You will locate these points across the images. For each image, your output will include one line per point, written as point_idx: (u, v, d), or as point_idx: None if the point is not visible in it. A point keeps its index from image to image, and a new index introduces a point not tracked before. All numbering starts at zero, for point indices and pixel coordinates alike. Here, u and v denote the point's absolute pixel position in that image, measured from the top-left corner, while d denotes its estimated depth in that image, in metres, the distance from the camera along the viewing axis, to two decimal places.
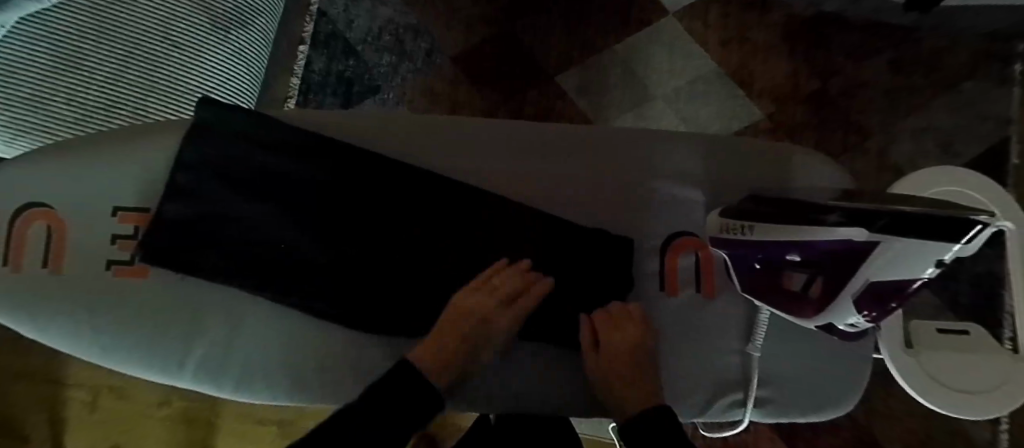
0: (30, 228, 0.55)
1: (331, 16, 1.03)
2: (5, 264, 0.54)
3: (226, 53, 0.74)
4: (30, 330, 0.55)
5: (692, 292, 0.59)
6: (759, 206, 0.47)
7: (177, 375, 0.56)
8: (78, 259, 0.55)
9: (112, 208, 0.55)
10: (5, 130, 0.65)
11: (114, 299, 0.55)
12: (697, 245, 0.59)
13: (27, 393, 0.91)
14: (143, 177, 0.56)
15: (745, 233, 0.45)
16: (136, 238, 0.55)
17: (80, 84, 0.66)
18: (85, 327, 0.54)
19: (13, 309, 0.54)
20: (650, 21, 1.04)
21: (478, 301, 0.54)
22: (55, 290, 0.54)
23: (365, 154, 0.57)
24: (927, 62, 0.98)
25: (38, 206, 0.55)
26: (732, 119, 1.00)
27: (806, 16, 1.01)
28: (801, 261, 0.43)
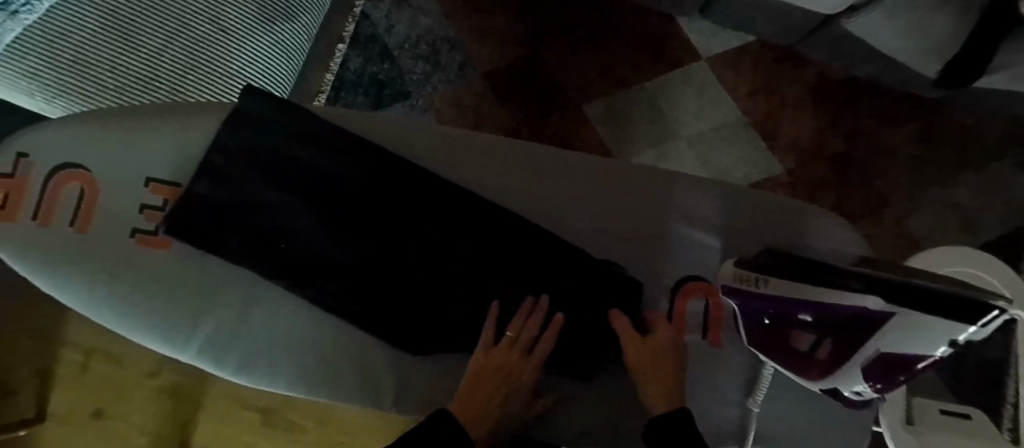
0: (63, 186, 0.55)
1: (373, 19, 1.04)
2: (33, 218, 0.55)
3: (268, 44, 0.75)
4: (46, 284, 0.55)
5: (698, 338, 0.59)
6: (776, 261, 0.47)
7: (181, 350, 0.56)
8: (105, 223, 0.56)
9: (146, 178, 0.56)
10: (48, 89, 0.67)
11: (133, 267, 0.56)
12: (708, 290, 0.59)
13: (20, 347, 0.91)
14: (179, 153, 0.57)
15: (758, 286, 0.45)
16: (164, 210, 0.56)
17: (125, 55, 0.68)
18: (101, 288, 0.55)
19: (35, 262, 0.54)
20: (682, 63, 1.05)
21: (494, 356, 0.55)
22: (76, 250, 0.55)
23: (392, 159, 0.58)
24: (952, 138, 0.99)
25: (75, 166, 0.56)
26: (753, 169, 1.01)
27: (837, 78, 1.02)
28: (811, 322, 0.42)
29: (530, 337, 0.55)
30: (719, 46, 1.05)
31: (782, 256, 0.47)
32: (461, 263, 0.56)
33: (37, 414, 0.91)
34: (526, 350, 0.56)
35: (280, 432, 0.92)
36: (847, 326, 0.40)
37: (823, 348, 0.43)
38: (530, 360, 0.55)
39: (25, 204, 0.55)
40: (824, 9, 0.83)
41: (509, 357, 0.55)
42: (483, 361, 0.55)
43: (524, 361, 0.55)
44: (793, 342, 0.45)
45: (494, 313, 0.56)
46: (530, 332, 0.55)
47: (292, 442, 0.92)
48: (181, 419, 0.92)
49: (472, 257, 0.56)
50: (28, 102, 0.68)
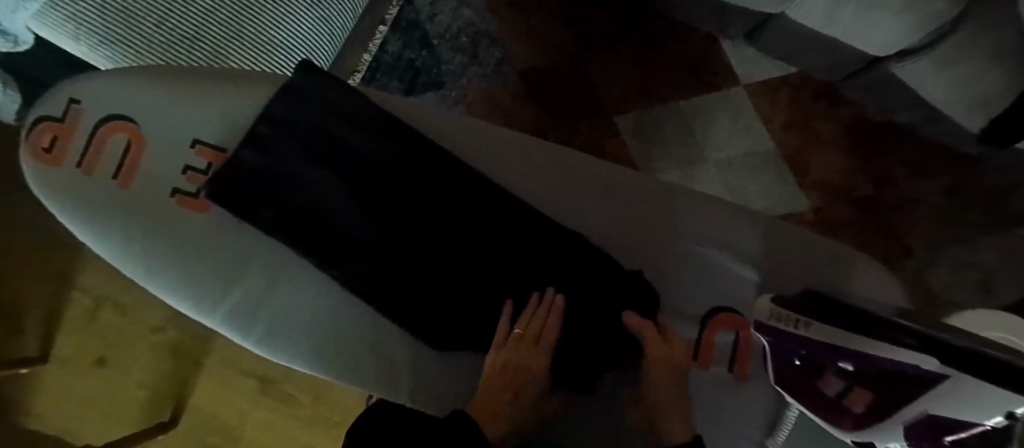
0: (111, 137, 0.55)
1: (416, 5, 1.03)
2: (77, 167, 0.55)
3: (314, 17, 0.75)
4: (81, 233, 0.55)
5: (724, 370, 0.59)
6: (815, 303, 0.43)
7: (207, 315, 0.57)
8: (147, 180, 0.56)
9: (192, 139, 0.56)
10: (93, 35, 0.67)
11: (169, 226, 0.55)
12: (740, 324, 0.59)
13: (33, 285, 0.91)
14: (226, 117, 0.57)
15: (797, 326, 0.42)
16: (206, 174, 0.56)
17: (174, 12, 0.68)
18: (136, 243, 0.55)
19: (75, 209, 0.55)
20: (720, 86, 1.03)
21: (507, 355, 0.55)
22: (117, 203, 0.55)
23: (440, 152, 0.58)
24: (985, 197, 0.97)
25: (124, 120, 0.56)
26: (778, 203, 1.01)
27: (876, 121, 1.01)
28: (852, 371, 0.40)
29: (536, 331, 0.54)
30: (760, 74, 1.03)
31: (823, 300, 0.44)
32: (485, 261, 0.56)
33: (41, 354, 0.91)
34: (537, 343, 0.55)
35: (276, 406, 0.91)
36: (891, 379, 0.38)
37: (858, 396, 0.42)
38: (542, 350, 0.55)
39: (72, 151, 0.55)
40: (873, 49, 0.85)
41: (519, 353, 0.55)
42: (497, 358, 0.55)
43: (534, 355, 0.55)
44: (822, 388, 0.44)
45: (507, 312, 0.56)
46: (536, 325, 0.54)
47: (287, 416, 0.92)
48: (178, 378, 0.92)
49: (505, 259, 0.56)
50: (72, 47, 0.68)
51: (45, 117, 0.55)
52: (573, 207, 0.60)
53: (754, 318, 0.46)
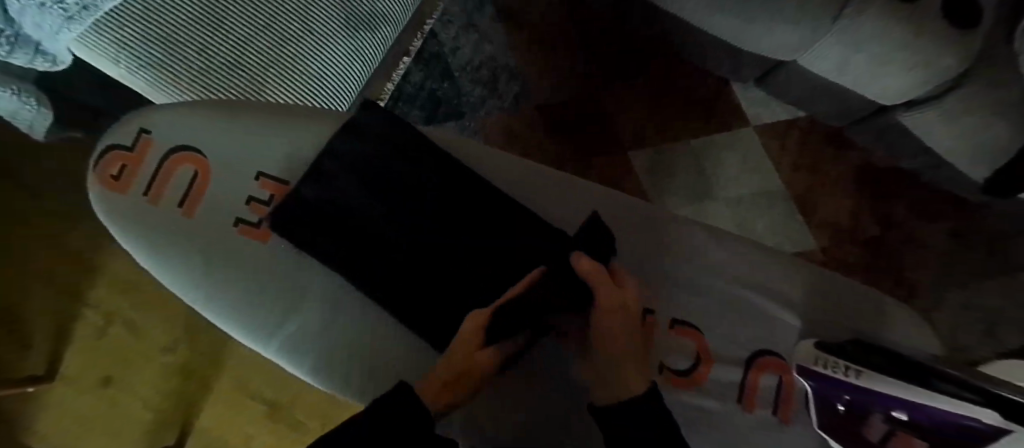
0: (179, 166, 0.58)
1: (440, 38, 1.06)
2: (145, 194, 0.57)
3: (348, 49, 0.77)
4: (144, 259, 0.57)
5: (768, 414, 0.57)
6: (858, 352, 0.51)
7: (260, 344, 0.57)
8: (210, 208, 0.57)
9: (256, 172, 0.58)
10: (134, 59, 0.68)
11: (228, 253, 0.57)
12: (782, 368, 0.58)
13: (43, 300, 0.90)
14: (289, 152, 0.59)
15: (847, 374, 0.48)
16: (268, 205, 0.57)
17: (216, 40, 0.70)
18: (197, 269, 0.56)
19: (140, 234, 0.56)
20: (731, 126, 1.06)
21: (474, 326, 0.49)
22: (181, 230, 0.57)
23: (488, 187, 0.58)
24: (987, 244, 1.00)
25: (192, 150, 0.58)
26: (786, 241, 1.03)
27: (880, 165, 1.04)
28: (904, 419, 0.47)
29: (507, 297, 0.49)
30: (769, 116, 1.07)
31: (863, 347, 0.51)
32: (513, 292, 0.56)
33: (47, 372, 0.89)
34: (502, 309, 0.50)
35: (282, 432, 0.91)
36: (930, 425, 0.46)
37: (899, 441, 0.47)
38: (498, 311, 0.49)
39: (140, 179, 0.57)
40: (883, 98, 0.87)
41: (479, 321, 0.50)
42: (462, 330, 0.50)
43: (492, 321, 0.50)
44: (862, 432, 0.49)
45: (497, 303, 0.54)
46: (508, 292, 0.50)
47: (295, 442, 0.91)
48: (188, 400, 0.90)
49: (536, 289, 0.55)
50: (111, 69, 0.69)
51: (116, 145, 0.57)
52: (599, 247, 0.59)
53: (797, 363, 0.52)
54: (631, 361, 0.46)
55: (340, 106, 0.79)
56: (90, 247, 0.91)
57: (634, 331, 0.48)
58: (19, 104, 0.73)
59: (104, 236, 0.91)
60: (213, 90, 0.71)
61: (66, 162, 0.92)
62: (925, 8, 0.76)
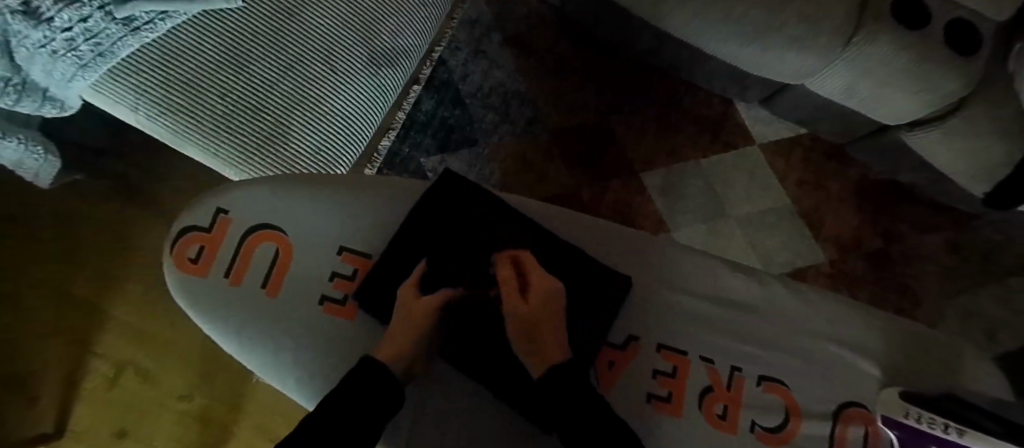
0: (259, 246, 0.57)
1: (449, 66, 1.06)
2: (225, 277, 0.56)
3: (372, 87, 0.75)
4: (228, 343, 0.55)
5: None
6: (957, 408, 0.50)
7: None
8: (295, 287, 0.56)
9: (339, 246, 0.58)
10: (154, 106, 0.66)
11: (312, 331, 0.55)
12: (868, 419, 0.56)
13: (46, 352, 0.85)
14: (368, 223, 0.58)
15: (946, 431, 0.48)
16: (354, 280, 0.57)
17: (239, 83, 0.68)
18: (284, 351, 0.54)
19: (223, 319, 0.55)
20: (737, 145, 1.08)
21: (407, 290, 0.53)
22: (266, 312, 0.55)
23: (566, 244, 0.57)
24: (980, 253, 1.05)
25: (271, 227, 0.57)
26: (797, 256, 1.04)
27: (879, 180, 1.08)
28: None
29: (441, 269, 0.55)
30: (773, 135, 1.09)
31: (965, 405, 0.50)
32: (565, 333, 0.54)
33: (56, 428, 0.84)
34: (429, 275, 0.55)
35: None
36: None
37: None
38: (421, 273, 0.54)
39: (218, 261, 0.56)
40: (887, 119, 0.89)
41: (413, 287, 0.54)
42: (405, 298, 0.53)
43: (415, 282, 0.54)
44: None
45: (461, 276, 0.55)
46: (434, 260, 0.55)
47: None
48: None
49: (589, 333, 0.55)
50: (130, 117, 0.67)
51: (194, 227, 0.57)
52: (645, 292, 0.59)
53: (881, 413, 0.52)
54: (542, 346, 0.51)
55: (364, 144, 0.77)
56: (98, 293, 0.87)
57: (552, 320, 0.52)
58: (25, 153, 0.69)
59: (113, 281, 0.88)
60: (236, 134, 0.68)
61: (70, 205, 0.88)
62: (930, 34, 0.79)
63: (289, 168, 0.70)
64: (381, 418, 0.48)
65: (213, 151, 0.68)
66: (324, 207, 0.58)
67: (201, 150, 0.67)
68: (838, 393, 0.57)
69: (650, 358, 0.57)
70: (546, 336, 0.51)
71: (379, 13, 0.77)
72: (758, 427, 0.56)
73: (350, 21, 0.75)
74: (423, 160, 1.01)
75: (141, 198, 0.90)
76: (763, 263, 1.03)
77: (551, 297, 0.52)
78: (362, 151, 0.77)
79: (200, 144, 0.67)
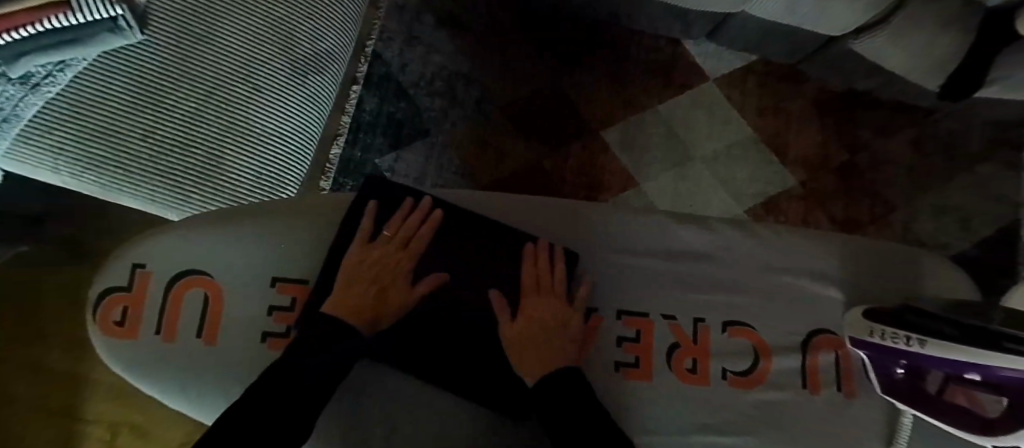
0: (186, 295, 0.55)
1: (385, 58, 1.02)
2: (157, 334, 0.54)
3: (302, 99, 0.72)
4: (174, 400, 0.53)
5: (834, 391, 0.56)
6: (924, 321, 0.48)
7: None
8: (231, 330, 0.55)
9: (271, 278, 0.56)
10: (75, 162, 0.63)
11: (260, 370, 0.54)
12: (836, 344, 0.58)
13: (37, 426, 0.84)
14: (300, 250, 0.57)
15: (908, 344, 0.47)
16: (293, 311, 0.55)
17: (160, 121, 0.65)
18: (235, 396, 0.53)
19: (166, 377, 0.53)
20: (691, 85, 1.06)
21: (369, 253, 0.54)
22: (206, 361, 0.54)
23: (500, 229, 0.57)
24: (945, 145, 1.06)
25: (197, 273, 0.56)
26: (767, 185, 1.04)
27: (837, 92, 1.07)
28: (979, 381, 0.44)
29: (407, 233, 0.56)
30: (725, 66, 1.07)
31: (930, 317, 0.49)
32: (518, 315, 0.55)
33: None
34: (407, 243, 0.56)
35: None
36: (996, 382, 0.43)
37: (955, 394, 0.49)
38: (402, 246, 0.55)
39: (147, 319, 0.54)
40: (828, 31, 0.88)
41: (387, 253, 0.55)
42: (358, 255, 0.54)
43: (396, 253, 0.55)
44: (923, 388, 0.51)
45: (415, 222, 0.56)
46: (410, 225, 0.56)
47: None
48: None
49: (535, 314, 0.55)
50: (56, 178, 0.64)
51: (113, 288, 0.55)
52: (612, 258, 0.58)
53: (851, 335, 0.53)
54: (530, 358, 0.52)
55: (307, 158, 0.74)
56: (76, 359, 0.85)
57: (554, 334, 0.53)
58: None
59: (88, 344, 0.85)
60: (168, 175, 0.65)
61: (27, 277, 0.86)
62: None
63: (233, 198, 0.68)
64: (330, 378, 0.49)
65: (149, 196, 0.65)
66: (247, 242, 0.57)
67: (137, 197, 0.65)
68: (809, 320, 0.58)
69: (613, 327, 0.56)
70: (543, 345, 0.52)
71: (295, 19, 0.73)
72: (730, 374, 0.56)
73: (265, 33, 0.71)
74: (378, 161, 0.98)
75: (94, 256, 0.87)
76: (735, 199, 1.02)
77: (555, 316, 0.54)
78: (308, 166, 0.75)
79: (134, 192, 0.65)
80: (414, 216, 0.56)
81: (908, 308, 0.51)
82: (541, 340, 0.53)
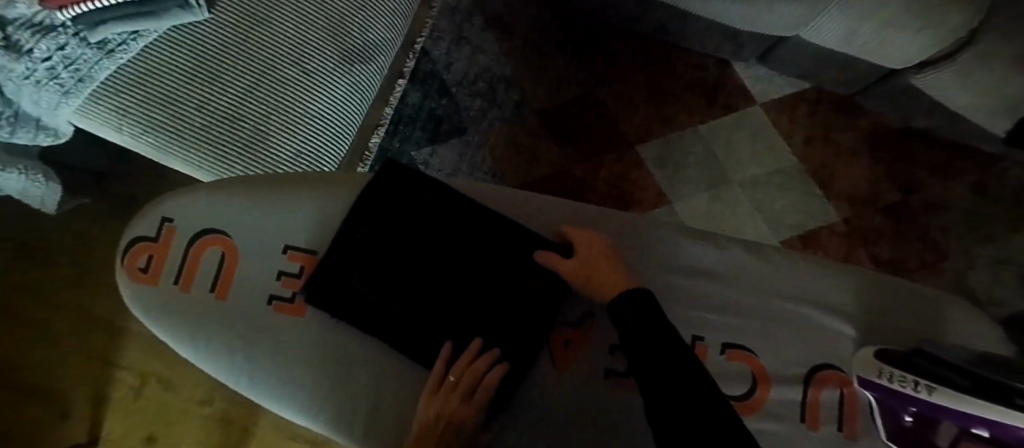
0: (204, 253, 0.57)
1: (432, 56, 1.05)
2: (175, 284, 0.57)
3: (347, 86, 0.75)
4: (183, 348, 0.56)
5: (834, 430, 0.54)
6: (927, 364, 0.51)
7: (311, 418, 0.56)
8: (242, 289, 0.57)
9: (283, 245, 0.58)
10: (135, 124, 0.67)
11: (267, 333, 0.56)
12: (843, 381, 0.56)
13: (73, 367, 0.89)
14: (314, 222, 0.59)
15: (916, 389, 0.50)
16: (300, 278, 0.57)
17: (214, 94, 0.68)
18: (239, 353, 0.56)
19: (179, 326, 0.56)
20: (736, 107, 1.04)
21: (432, 399, 0.51)
22: (217, 315, 0.56)
23: (507, 223, 0.58)
24: (1010, 195, 1.00)
25: (214, 232, 0.58)
26: (808, 217, 1.00)
27: (893, 129, 1.02)
28: (985, 435, 0.48)
29: (469, 381, 0.52)
30: (775, 92, 1.04)
31: (931, 360, 0.51)
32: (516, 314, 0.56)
33: (90, 438, 0.89)
34: (468, 394, 0.52)
35: None
36: (1003, 439, 0.47)
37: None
38: (464, 392, 0.52)
39: (168, 269, 0.57)
40: (892, 63, 0.84)
41: (448, 403, 0.51)
42: (427, 405, 0.51)
43: (463, 407, 0.51)
44: (931, 438, 0.51)
45: (444, 355, 0.53)
46: (468, 377, 0.52)
47: None
48: None
49: (531, 311, 0.56)
50: (116, 138, 0.69)
51: (140, 238, 0.58)
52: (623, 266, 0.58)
53: (857, 374, 0.54)
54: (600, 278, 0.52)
55: (346, 144, 0.77)
56: (117, 309, 0.91)
57: (599, 260, 0.53)
58: (27, 184, 0.70)
59: None
60: (216, 144, 0.68)
61: (81, 229, 0.93)
62: None
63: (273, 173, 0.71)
64: None
65: (196, 163, 0.69)
66: (264, 208, 0.58)
67: (185, 163, 0.69)
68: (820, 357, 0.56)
69: (605, 333, 0.59)
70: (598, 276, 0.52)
71: (349, 10, 0.77)
72: (728, 399, 0.55)
73: (320, 21, 0.75)
74: (414, 153, 1.01)
75: None
76: (772, 227, 0.99)
77: (592, 245, 0.54)
78: (347, 151, 0.78)
79: (184, 158, 0.68)
80: (465, 357, 0.53)
81: (917, 353, 0.52)
82: (593, 268, 0.53)
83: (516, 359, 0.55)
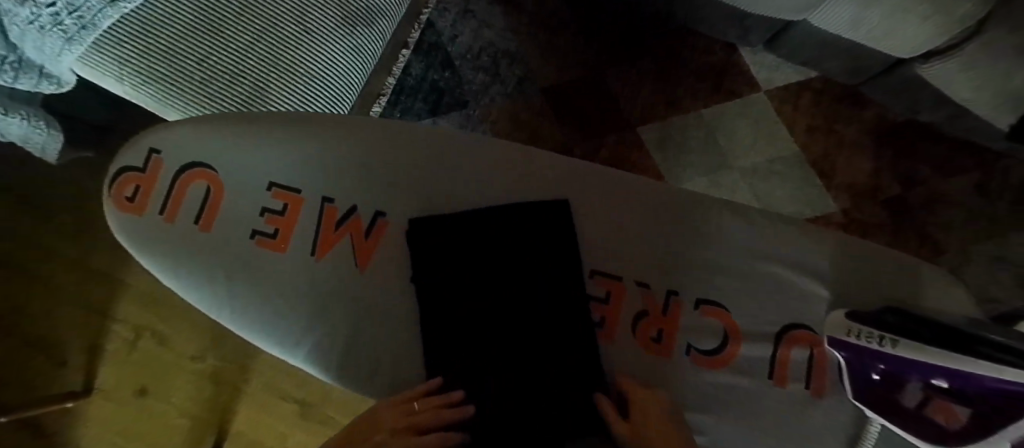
0: (188, 186, 0.58)
1: (437, 28, 1.04)
2: (160, 214, 0.58)
3: (348, 48, 0.76)
4: (167, 276, 0.58)
5: (802, 387, 0.57)
6: (898, 322, 0.52)
7: (292, 352, 0.58)
8: (225, 223, 0.58)
9: (267, 182, 0.59)
10: (135, 75, 0.68)
11: (250, 269, 0.58)
12: (813, 341, 0.57)
13: (70, 318, 0.91)
14: (302, 167, 0.59)
15: (881, 343, 0.50)
16: (282, 215, 0.58)
17: (215, 49, 0.69)
18: (221, 286, 0.57)
19: (166, 257, 0.58)
20: (740, 93, 1.03)
21: (389, 410, 0.53)
22: (201, 246, 0.58)
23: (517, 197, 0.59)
24: (1014, 193, 0.98)
25: (197, 166, 0.58)
26: (806, 206, 1.00)
27: (898, 121, 1.01)
28: (946, 387, 0.47)
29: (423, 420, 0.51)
30: (780, 80, 1.03)
31: (904, 318, 0.52)
32: (514, 306, 0.56)
33: (85, 387, 0.91)
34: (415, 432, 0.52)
35: (315, 429, 0.91)
36: (965, 391, 0.46)
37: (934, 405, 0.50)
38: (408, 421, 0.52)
39: (155, 199, 0.58)
40: (896, 51, 0.83)
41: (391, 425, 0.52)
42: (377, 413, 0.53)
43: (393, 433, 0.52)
44: (900, 400, 0.52)
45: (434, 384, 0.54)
46: (426, 415, 0.52)
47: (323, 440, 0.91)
48: (218, 407, 0.91)
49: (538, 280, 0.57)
50: (117, 88, 0.69)
51: (128, 168, 0.58)
52: (607, 232, 0.59)
53: (828, 335, 0.54)
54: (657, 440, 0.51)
55: (345, 105, 0.78)
56: (113, 264, 0.92)
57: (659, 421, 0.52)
58: (29, 129, 0.70)
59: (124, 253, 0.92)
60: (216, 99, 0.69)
61: (80, 182, 0.93)
62: None
63: None
64: None
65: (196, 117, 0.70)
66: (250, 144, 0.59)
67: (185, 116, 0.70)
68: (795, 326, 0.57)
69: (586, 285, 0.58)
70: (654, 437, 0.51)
71: None
72: (698, 351, 0.58)
73: None
74: None
75: None
76: None
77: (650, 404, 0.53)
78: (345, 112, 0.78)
79: (184, 111, 0.69)
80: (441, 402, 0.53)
81: (891, 313, 0.53)
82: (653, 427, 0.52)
83: (516, 350, 0.56)
